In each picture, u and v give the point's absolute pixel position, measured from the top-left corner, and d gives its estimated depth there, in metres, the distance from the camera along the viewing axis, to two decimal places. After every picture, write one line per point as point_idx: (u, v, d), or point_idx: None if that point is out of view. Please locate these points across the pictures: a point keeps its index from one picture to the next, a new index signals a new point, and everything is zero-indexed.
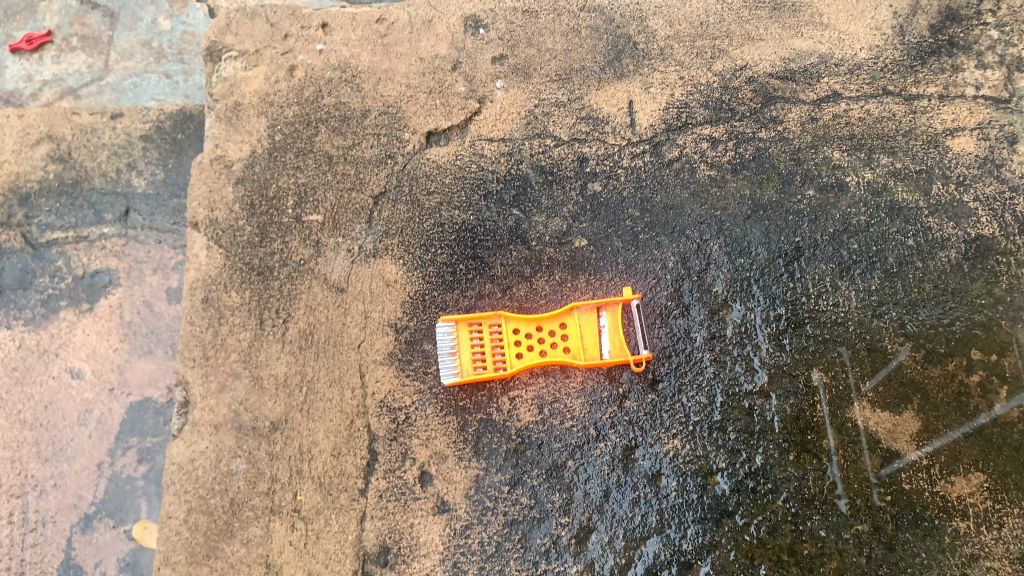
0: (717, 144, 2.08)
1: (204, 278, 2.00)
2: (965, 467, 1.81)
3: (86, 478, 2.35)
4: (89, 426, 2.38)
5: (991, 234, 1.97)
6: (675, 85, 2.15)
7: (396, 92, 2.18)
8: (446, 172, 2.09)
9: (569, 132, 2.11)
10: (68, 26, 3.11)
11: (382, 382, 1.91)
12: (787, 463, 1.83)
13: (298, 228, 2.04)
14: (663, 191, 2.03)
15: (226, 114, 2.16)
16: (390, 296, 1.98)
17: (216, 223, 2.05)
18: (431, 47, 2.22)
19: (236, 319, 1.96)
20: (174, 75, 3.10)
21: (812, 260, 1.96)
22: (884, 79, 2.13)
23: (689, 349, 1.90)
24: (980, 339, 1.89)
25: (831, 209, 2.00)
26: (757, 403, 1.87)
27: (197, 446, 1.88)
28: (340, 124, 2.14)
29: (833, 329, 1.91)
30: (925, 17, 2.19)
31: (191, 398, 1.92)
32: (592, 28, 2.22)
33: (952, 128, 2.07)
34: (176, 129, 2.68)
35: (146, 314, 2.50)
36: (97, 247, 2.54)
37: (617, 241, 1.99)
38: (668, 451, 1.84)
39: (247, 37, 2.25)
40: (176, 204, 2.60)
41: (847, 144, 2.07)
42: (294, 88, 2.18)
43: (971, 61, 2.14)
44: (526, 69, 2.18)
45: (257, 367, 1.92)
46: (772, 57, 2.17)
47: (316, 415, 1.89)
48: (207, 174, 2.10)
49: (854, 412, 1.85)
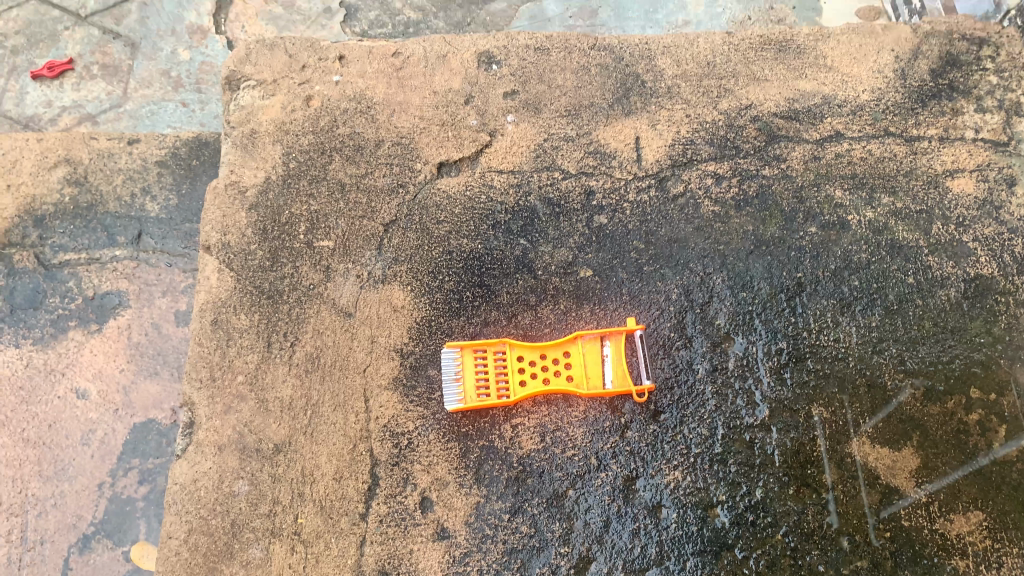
0: (722, 180, 2.12)
1: (214, 300, 2.03)
2: (964, 505, 1.82)
3: (86, 498, 2.35)
4: (92, 446, 2.39)
5: (990, 274, 2.00)
6: (681, 123, 2.19)
7: (408, 123, 2.23)
8: (456, 202, 2.13)
9: (577, 165, 2.15)
10: (90, 55, 3.21)
11: (386, 406, 1.92)
12: (787, 496, 1.84)
13: (309, 253, 2.08)
14: (668, 225, 2.07)
15: (242, 141, 2.22)
16: (397, 321, 2.00)
17: (229, 246, 2.09)
18: (444, 81, 2.28)
19: (244, 341, 1.99)
20: (191, 104, 3.16)
21: (814, 295, 1.98)
22: (886, 121, 2.18)
23: (691, 381, 1.91)
24: (979, 377, 1.91)
25: (833, 246, 2.03)
26: (758, 436, 1.88)
27: (200, 466, 1.89)
28: (353, 154, 2.19)
29: (834, 365, 1.92)
30: (925, 62, 2.25)
31: (196, 418, 1.93)
32: (601, 66, 2.28)
33: (952, 169, 2.11)
34: (191, 155, 2.74)
35: (154, 336, 2.53)
36: (109, 269, 2.58)
37: (622, 273, 2.02)
38: (669, 483, 1.84)
39: (266, 68, 2.32)
40: (188, 229, 2.65)
41: (849, 183, 2.10)
42: (309, 118, 2.23)
43: (970, 105, 2.19)
44: (536, 104, 2.24)
45: (263, 389, 1.94)
46: (776, 97, 2.22)
47: (320, 438, 1.90)
48: (221, 200, 2.14)
49: (854, 447, 1.86)
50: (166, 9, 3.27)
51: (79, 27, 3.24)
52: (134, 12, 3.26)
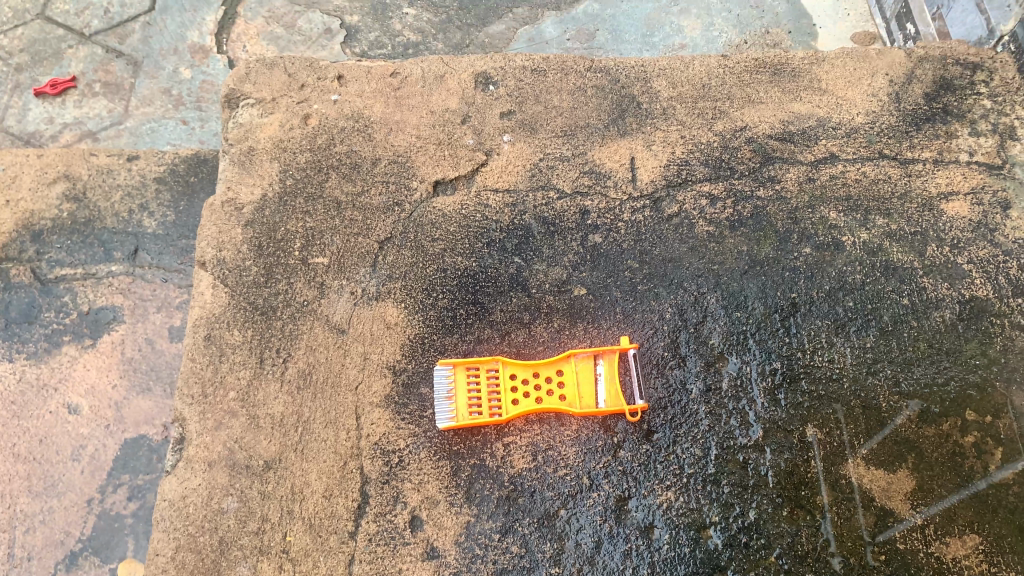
0: (716, 201, 2.12)
1: (208, 316, 2.03)
2: (960, 529, 1.79)
3: (75, 514, 2.33)
4: (83, 461, 2.38)
5: (985, 296, 1.99)
6: (677, 144, 2.20)
7: (405, 142, 2.24)
8: (452, 220, 2.13)
9: (572, 185, 2.16)
10: (92, 73, 3.23)
11: (377, 424, 1.91)
12: (780, 518, 1.82)
13: (303, 270, 2.08)
14: (662, 244, 2.07)
15: (240, 158, 2.23)
16: (390, 338, 2.00)
17: (223, 262, 2.09)
18: (441, 101, 2.30)
19: (237, 357, 1.98)
20: (191, 122, 3.19)
21: (808, 316, 1.97)
22: (880, 143, 2.18)
23: (685, 401, 1.90)
24: (974, 400, 1.90)
25: (827, 267, 2.03)
26: (752, 457, 1.86)
27: (190, 482, 1.87)
28: (350, 171, 2.19)
29: (828, 386, 1.92)
30: (919, 86, 2.27)
31: (186, 434, 1.92)
32: (597, 88, 2.30)
33: (946, 192, 2.12)
34: (190, 172, 2.77)
35: (147, 351, 2.52)
36: (105, 284, 2.58)
37: (616, 292, 2.01)
38: (661, 503, 1.83)
39: (265, 86, 2.34)
40: (184, 245, 2.66)
41: (844, 204, 2.11)
42: (307, 135, 2.25)
43: (965, 128, 2.20)
44: (532, 125, 2.25)
45: (254, 406, 1.93)
46: (771, 119, 2.23)
47: (310, 455, 1.89)
48: (217, 216, 2.14)
49: (848, 469, 1.84)
50: (168, 29, 3.30)
51: (82, 45, 3.26)
52: (137, 31, 3.30)
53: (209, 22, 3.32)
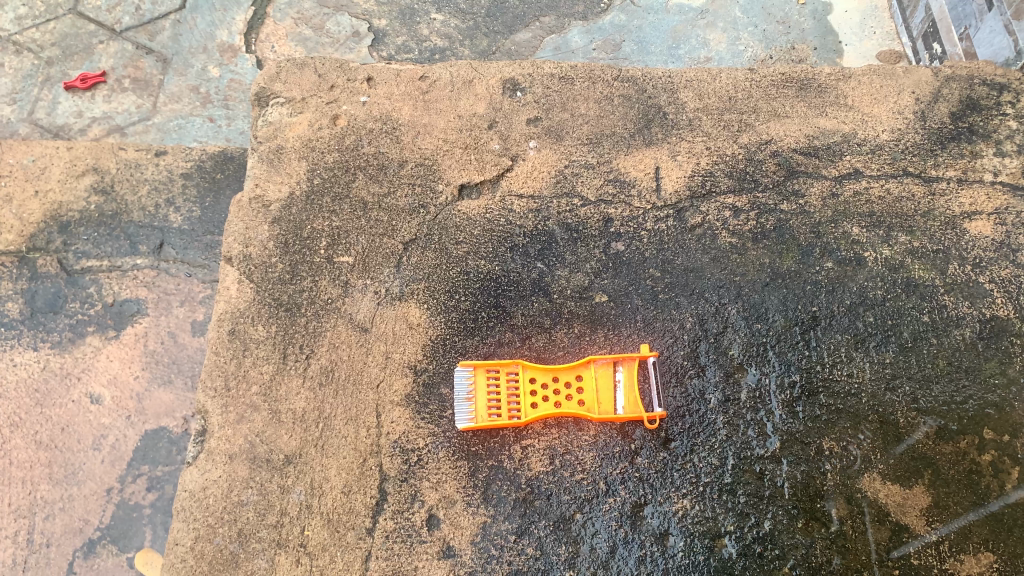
0: (739, 213, 2.14)
1: (233, 311, 2.06)
2: (974, 545, 1.79)
3: (94, 503, 2.36)
4: (103, 451, 2.40)
5: (1006, 316, 1.99)
6: (701, 155, 2.22)
7: (433, 145, 2.27)
8: (476, 224, 2.16)
9: (596, 193, 2.18)
10: (122, 68, 3.28)
11: (397, 423, 1.93)
12: (795, 530, 1.82)
13: (328, 268, 2.10)
14: (685, 254, 2.09)
15: (269, 156, 2.26)
16: (412, 338, 2.02)
17: (250, 258, 2.12)
18: (469, 106, 2.33)
19: (260, 352, 2.01)
20: (218, 120, 3.23)
21: (828, 330, 1.99)
22: (905, 160, 2.19)
23: (703, 410, 1.92)
24: (992, 419, 1.89)
25: (849, 281, 2.04)
26: (768, 468, 1.87)
27: (210, 474, 1.90)
28: (378, 173, 2.22)
29: (846, 400, 1.92)
30: (946, 105, 2.28)
31: (208, 426, 1.95)
32: (624, 97, 2.32)
33: (969, 211, 2.12)
34: (216, 169, 2.80)
35: (170, 345, 2.54)
36: (130, 277, 2.61)
37: (637, 300, 2.03)
38: (677, 511, 1.84)
39: (295, 85, 2.37)
40: (209, 241, 2.68)
41: (867, 221, 2.12)
42: (336, 136, 2.28)
43: (989, 148, 2.20)
44: (559, 132, 2.28)
45: (276, 401, 1.96)
46: (797, 134, 2.24)
47: (330, 452, 1.91)
48: (245, 213, 2.18)
49: (863, 483, 1.85)
50: (198, 27, 3.34)
51: (113, 40, 3.31)
52: (167, 28, 3.34)
53: (239, 21, 3.36)
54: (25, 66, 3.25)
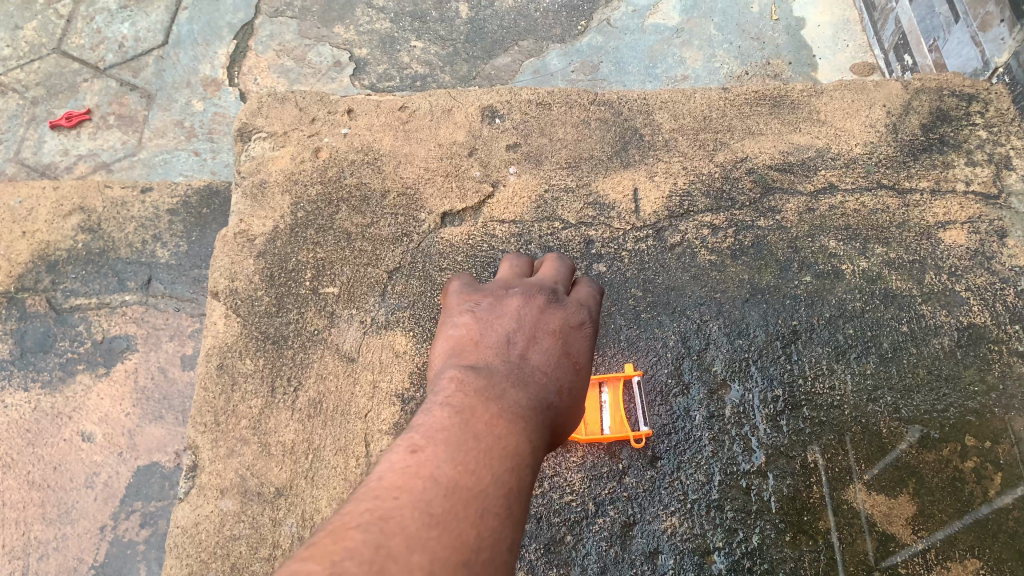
0: (718, 231, 2.16)
1: (221, 345, 2.08)
2: (960, 552, 1.80)
3: (88, 541, 2.35)
4: (96, 488, 2.41)
5: (983, 323, 2.02)
6: (678, 175, 2.25)
7: (414, 174, 2.30)
8: (459, 250, 2.18)
9: (576, 216, 2.21)
10: (107, 105, 3.31)
11: (386, 451, 1.95)
12: (783, 543, 1.83)
13: (314, 300, 2.13)
14: (666, 273, 2.11)
15: (252, 191, 2.29)
16: (398, 366, 2.04)
17: (236, 293, 2.15)
18: (449, 134, 2.36)
19: (249, 386, 2.03)
20: (203, 153, 3.23)
21: (809, 343, 2.01)
22: (878, 173, 2.23)
23: (688, 427, 1.94)
24: (973, 425, 1.92)
25: (828, 294, 2.07)
26: (755, 482, 1.89)
27: (202, 510, 1.91)
28: (360, 204, 2.25)
29: (829, 412, 1.94)
30: (916, 117, 2.32)
31: (199, 462, 1.97)
32: (601, 121, 2.36)
33: (943, 221, 2.15)
34: (202, 204, 2.83)
35: (160, 380, 2.56)
36: (118, 314, 2.64)
37: (620, 320, 2.06)
38: (666, 529, 1.85)
39: (277, 120, 2.42)
40: (196, 275, 2.73)
41: (843, 234, 2.15)
42: (318, 168, 2.31)
43: (961, 158, 2.24)
44: (538, 157, 2.31)
45: (265, 434, 1.98)
46: (771, 150, 2.28)
47: (320, 483, 1.92)
48: (230, 247, 2.21)
49: (849, 493, 1.87)
50: (181, 62, 3.39)
51: (97, 78, 3.35)
52: (151, 64, 3.38)
53: (221, 55, 3.40)
54: (10, 107, 3.29)
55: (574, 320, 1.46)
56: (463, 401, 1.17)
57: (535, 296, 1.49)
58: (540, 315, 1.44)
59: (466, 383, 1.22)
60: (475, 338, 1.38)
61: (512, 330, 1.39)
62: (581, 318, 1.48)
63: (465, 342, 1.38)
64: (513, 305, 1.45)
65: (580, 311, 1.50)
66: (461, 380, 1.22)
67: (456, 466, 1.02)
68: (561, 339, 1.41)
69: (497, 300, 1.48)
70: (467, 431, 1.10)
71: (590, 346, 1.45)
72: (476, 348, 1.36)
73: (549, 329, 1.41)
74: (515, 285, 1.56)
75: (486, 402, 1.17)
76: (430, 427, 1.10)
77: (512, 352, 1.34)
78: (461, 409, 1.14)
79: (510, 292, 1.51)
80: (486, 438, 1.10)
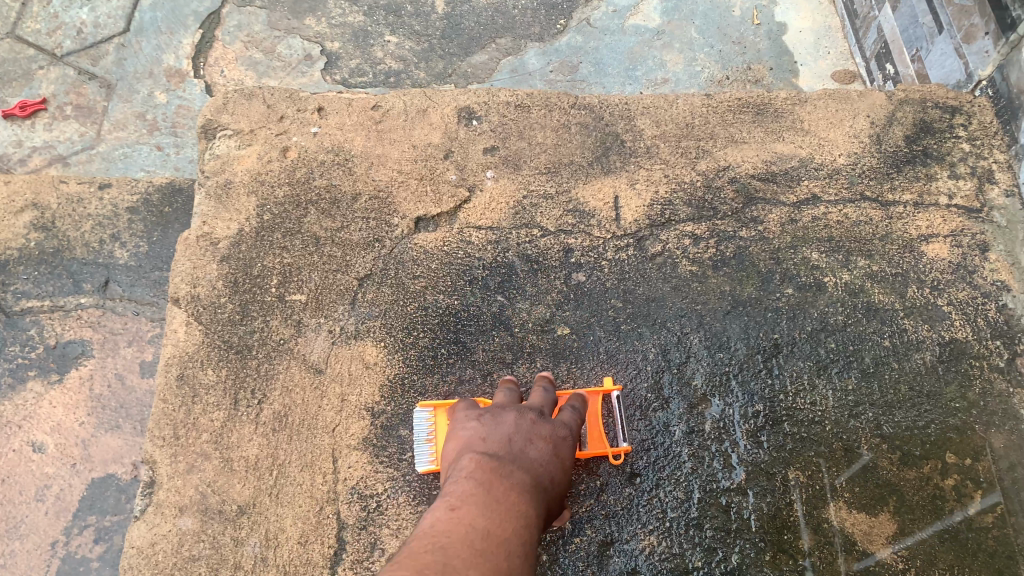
0: (699, 241, 2.11)
1: (181, 354, 1.98)
2: (940, 572, 1.77)
3: (38, 557, 2.23)
4: (47, 502, 2.29)
5: (965, 338, 1.99)
6: (660, 182, 2.19)
7: (387, 177, 2.21)
8: (433, 257, 2.10)
9: (555, 223, 2.14)
10: (64, 95, 3.17)
11: (354, 468, 1.87)
12: (763, 563, 1.79)
13: (280, 307, 2.04)
14: (646, 283, 2.06)
15: (216, 191, 2.19)
16: (368, 378, 1.96)
17: (198, 298, 2.05)
18: (424, 135, 2.28)
19: (211, 398, 1.94)
20: (166, 148, 3.09)
21: (790, 357, 1.97)
22: (861, 184, 2.19)
23: (667, 443, 1.89)
24: (954, 442, 1.88)
25: (810, 307, 2.03)
26: (735, 500, 1.84)
27: (159, 528, 1.82)
28: (330, 207, 2.16)
29: (810, 428, 1.90)
30: (900, 128, 2.29)
31: (156, 477, 1.87)
32: (581, 125, 2.30)
33: (926, 234, 2.12)
34: (164, 203, 2.72)
35: (117, 387, 2.44)
36: (73, 317, 2.51)
37: (599, 331, 2.00)
38: (644, 548, 1.80)
39: (243, 117, 2.32)
40: (157, 277, 2.60)
41: (826, 246, 2.11)
42: (286, 169, 2.22)
43: (944, 170, 2.21)
44: (516, 161, 2.24)
45: (227, 448, 1.88)
46: (754, 159, 2.23)
47: (285, 500, 1.83)
48: (192, 251, 2.10)
49: (829, 512, 1.82)
50: (143, 52, 3.25)
51: (53, 67, 3.20)
52: (111, 54, 3.24)
53: (186, 46, 3.28)
54: None
55: (563, 432, 1.59)
56: (482, 476, 1.35)
57: (529, 410, 1.60)
58: (535, 424, 1.55)
59: (482, 463, 1.39)
60: (481, 437, 1.51)
61: (513, 427, 1.53)
62: (566, 431, 1.60)
63: (472, 439, 1.52)
64: (510, 415, 1.56)
65: (564, 426, 1.62)
66: (476, 466, 1.39)
67: (488, 520, 1.22)
68: (556, 446, 1.53)
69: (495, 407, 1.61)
70: (488, 498, 1.29)
71: (572, 459, 1.58)
72: (482, 446, 1.47)
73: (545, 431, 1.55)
74: (506, 403, 1.66)
75: (499, 478, 1.35)
76: (458, 499, 1.29)
77: (515, 447, 1.47)
78: (482, 482, 1.33)
79: (506, 407, 1.62)
80: (507, 502, 1.28)
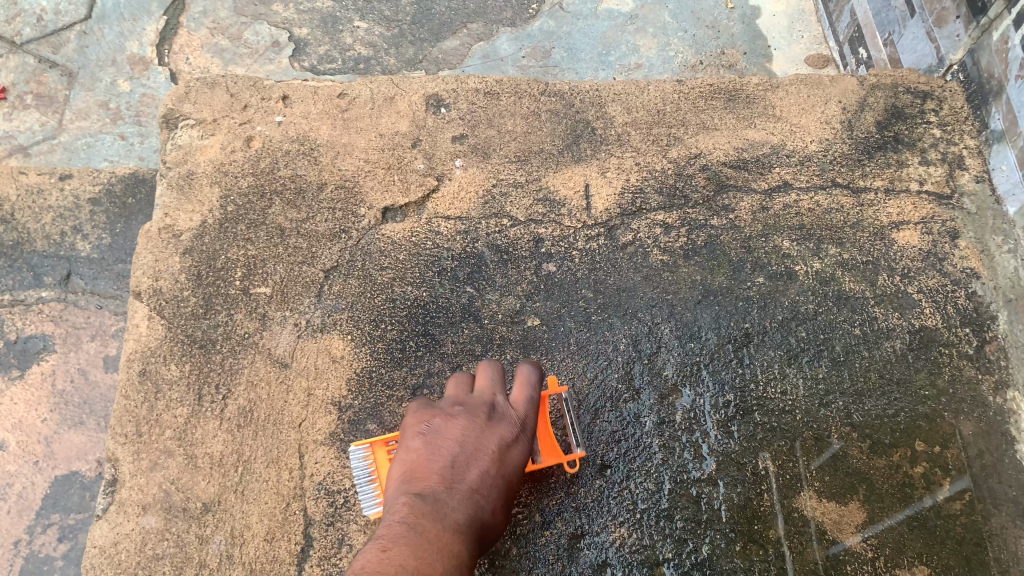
0: (670, 230, 2.09)
1: (143, 349, 1.94)
2: (909, 560, 1.76)
3: (1, 558, 2.19)
4: (9, 501, 2.24)
5: (934, 326, 1.99)
6: (630, 171, 2.17)
7: (353, 166, 2.17)
8: (401, 248, 2.07)
9: (525, 213, 2.11)
10: (24, 84, 3.09)
11: (321, 463, 1.84)
12: (733, 553, 1.77)
13: (244, 300, 2.00)
14: (616, 273, 2.03)
15: (178, 181, 2.14)
16: (335, 372, 1.92)
17: (160, 292, 2.01)
18: (391, 124, 2.25)
19: (174, 393, 1.90)
20: (130, 138, 3.02)
21: (761, 346, 1.96)
22: (833, 171, 2.18)
23: (638, 434, 1.87)
24: (923, 430, 1.88)
25: (781, 296, 2.01)
26: (705, 491, 1.83)
27: (122, 527, 1.78)
28: (295, 198, 2.12)
29: (781, 418, 1.89)
30: (871, 114, 2.27)
31: (119, 475, 1.83)
32: (551, 113, 2.27)
33: (897, 221, 2.11)
34: (127, 193, 2.66)
35: (80, 382, 2.39)
36: (34, 311, 2.46)
37: (569, 322, 1.97)
38: (615, 541, 1.79)
39: (205, 106, 2.26)
40: (120, 270, 2.54)
41: (797, 234, 2.09)
42: (250, 159, 2.17)
43: (915, 157, 2.20)
44: (485, 150, 2.20)
45: (191, 445, 1.85)
46: (725, 146, 2.21)
47: (250, 497, 1.80)
48: (154, 244, 2.06)
49: (799, 501, 1.82)
50: (106, 39, 3.18)
51: (13, 55, 3.13)
52: (72, 40, 3.16)
53: (150, 33, 3.21)
54: None
55: (509, 436, 1.56)
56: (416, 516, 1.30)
57: (474, 415, 1.57)
58: (478, 436, 1.52)
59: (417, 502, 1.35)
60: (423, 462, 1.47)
61: (461, 439, 1.51)
62: (513, 432, 1.57)
63: (413, 466, 1.47)
64: (457, 428, 1.54)
65: (511, 424, 1.59)
66: (412, 501, 1.35)
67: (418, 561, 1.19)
68: (498, 459, 1.51)
69: (441, 411, 1.59)
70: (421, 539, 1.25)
71: (519, 467, 1.55)
72: (425, 472, 1.44)
73: (488, 442, 1.52)
74: (455, 403, 1.64)
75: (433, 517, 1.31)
76: (390, 537, 1.26)
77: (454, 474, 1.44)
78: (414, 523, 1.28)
79: (451, 413, 1.59)
80: (437, 541, 1.26)
